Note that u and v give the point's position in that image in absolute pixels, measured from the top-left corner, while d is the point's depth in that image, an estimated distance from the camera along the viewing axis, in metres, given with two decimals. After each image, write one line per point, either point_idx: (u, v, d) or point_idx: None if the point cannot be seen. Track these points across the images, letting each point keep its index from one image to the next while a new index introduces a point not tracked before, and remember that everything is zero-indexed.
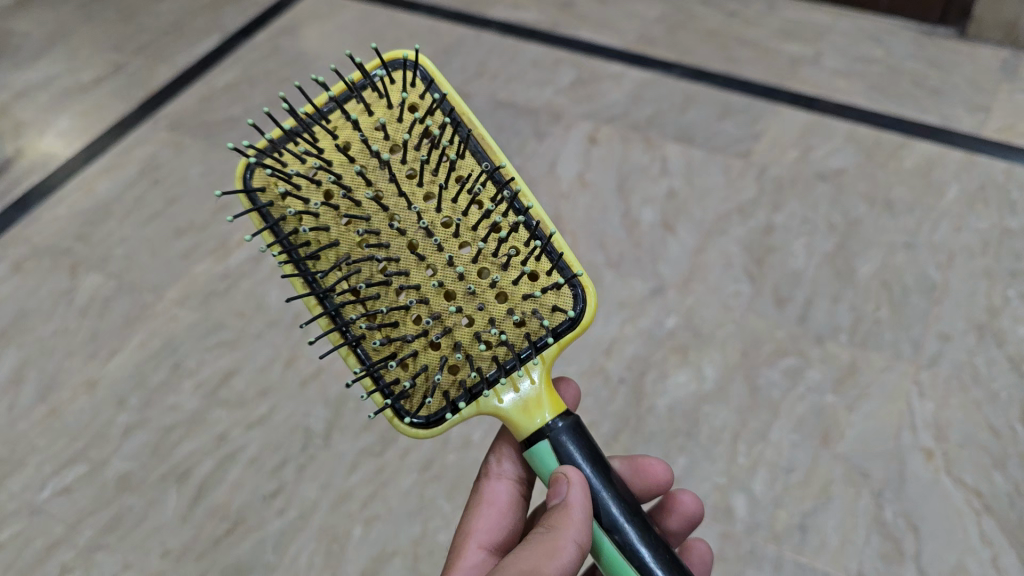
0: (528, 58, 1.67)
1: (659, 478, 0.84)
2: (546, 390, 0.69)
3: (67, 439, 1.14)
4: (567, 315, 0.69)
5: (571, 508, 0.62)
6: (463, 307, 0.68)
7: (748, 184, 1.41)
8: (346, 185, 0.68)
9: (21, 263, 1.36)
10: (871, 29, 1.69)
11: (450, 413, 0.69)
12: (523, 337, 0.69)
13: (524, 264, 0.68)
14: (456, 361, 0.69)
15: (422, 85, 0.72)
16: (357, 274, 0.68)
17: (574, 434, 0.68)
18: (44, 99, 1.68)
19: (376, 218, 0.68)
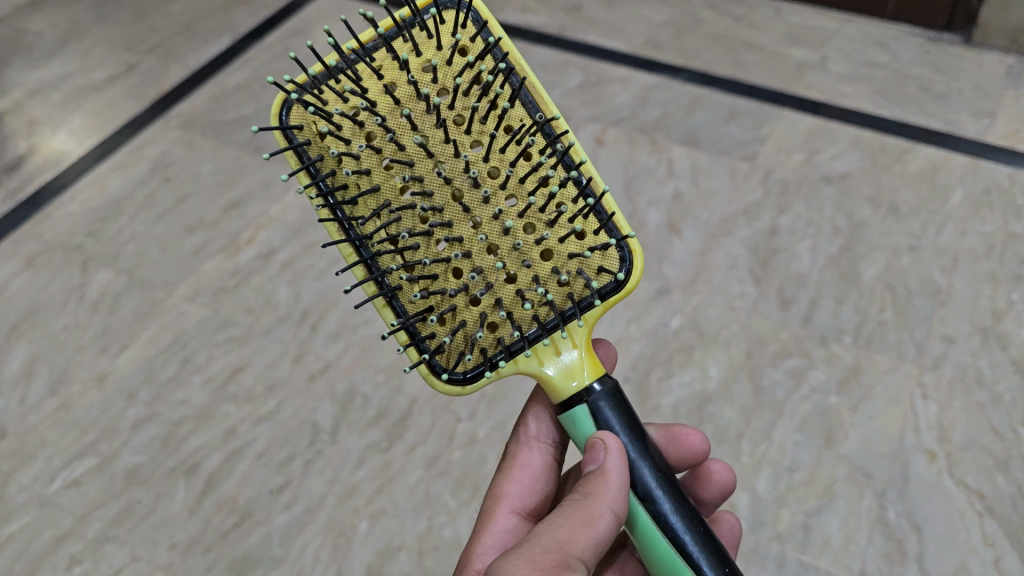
0: (536, 61, 1.69)
1: (697, 450, 0.84)
2: (587, 356, 0.71)
3: (77, 431, 1.16)
4: (613, 278, 0.71)
5: (608, 475, 0.63)
6: (507, 260, 0.68)
7: (754, 187, 1.42)
8: (392, 132, 0.68)
9: (33, 259, 1.38)
10: (877, 34, 1.70)
11: (489, 370, 0.71)
12: (566, 297, 0.70)
13: (573, 221, 0.69)
14: (496, 320, 0.70)
15: (474, 26, 0.71)
16: (399, 222, 0.68)
17: (613, 401, 0.69)
18: (57, 97, 1.69)
19: (422, 165, 0.68)
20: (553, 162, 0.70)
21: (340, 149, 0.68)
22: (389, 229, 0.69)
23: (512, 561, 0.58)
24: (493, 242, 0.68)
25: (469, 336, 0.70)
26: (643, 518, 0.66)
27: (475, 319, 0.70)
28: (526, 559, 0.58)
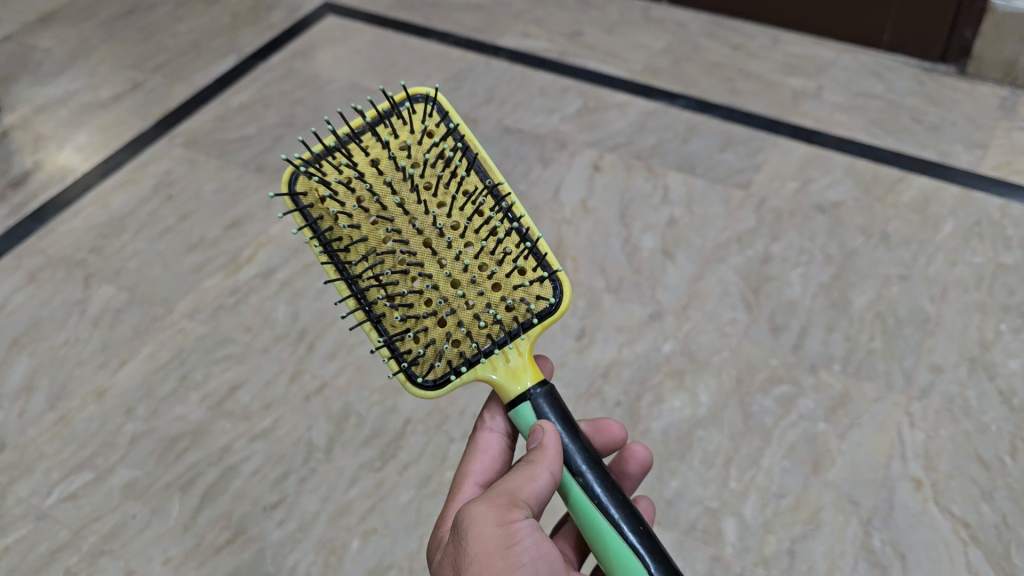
0: (536, 86, 1.71)
1: (616, 438, 0.88)
2: (528, 361, 0.75)
3: (75, 445, 1.17)
4: (548, 302, 0.75)
5: (544, 448, 0.68)
6: (471, 297, 0.73)
7: (748, 215, 1.44)
8: (375, 193, 0.73)
9: (36, 273, 1.40)
10: (872, 65, 1.73)
11: (453, 376, 0.74)
12: (512, 318, 0.74)
13: (516, 261, 0.74)
14: (459, 336, 0.74)
15: (439, 113, 0.76)
16: (380, 266, 0.73)
17: (550, 399, 0.74)
18: (64, 113, 1.72)
19: (399, 219, 0.73)
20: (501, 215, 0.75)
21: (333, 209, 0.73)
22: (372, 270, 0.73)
23: (469, 511, 0.65)
24: (455, 278, 0.72)
25: (437, 350, 0.74)
26: (574, 489, 0.70)
27: (443, 337, 0.73)
28: (479, 508, 0.65)
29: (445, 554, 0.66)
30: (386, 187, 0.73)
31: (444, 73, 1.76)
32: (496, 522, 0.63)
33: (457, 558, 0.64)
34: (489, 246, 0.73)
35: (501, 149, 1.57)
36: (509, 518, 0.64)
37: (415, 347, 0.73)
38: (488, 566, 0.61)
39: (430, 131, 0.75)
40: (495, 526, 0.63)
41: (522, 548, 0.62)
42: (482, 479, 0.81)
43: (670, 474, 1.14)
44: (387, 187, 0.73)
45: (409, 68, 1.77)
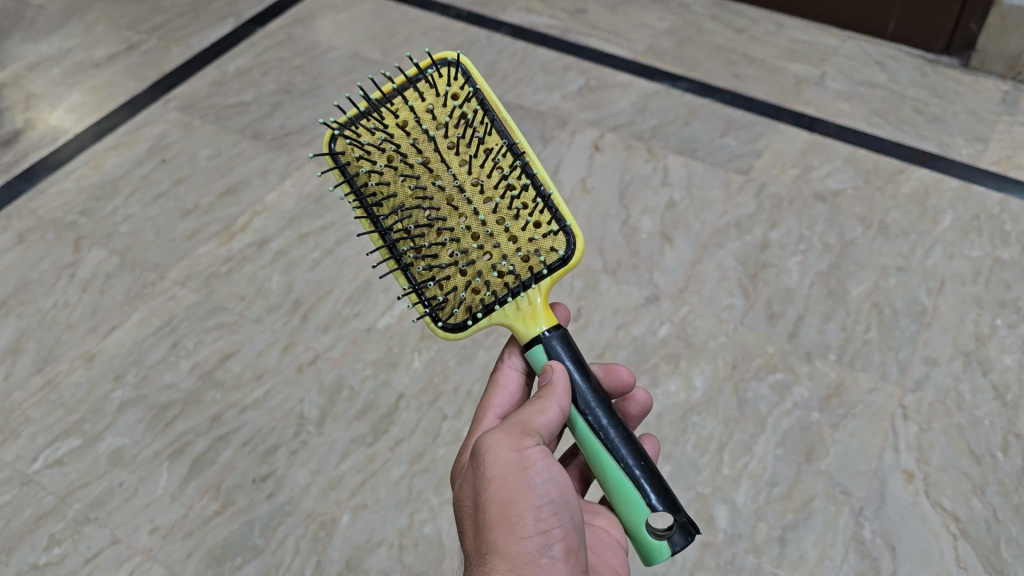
0: (538, 62, 1.69)
1: (625, 383, 0.84)
2: (542, 306, 0.74)
3: (63, 411, 1.16)
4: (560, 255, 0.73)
5: (554, 383, 0.69)
6: (489, 253, 0.72)
7: (748, 200, 1.43)
8: (402, 152, 0.73)
9: (25, 235, 1.38)
10: (876, 54, 1.72)
11: (472, 320, 0.75)
12: (526, 269, 0.73)
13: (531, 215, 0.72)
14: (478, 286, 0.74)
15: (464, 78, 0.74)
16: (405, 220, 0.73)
17: (564, 343, 0.74)
18: (56, 72, 1.69)
19: (424, 177, 0.73)
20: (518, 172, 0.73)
21: (364, 168, 0.73)
22: (401, 223, 0.74)
23: (484, 438, 0.68)
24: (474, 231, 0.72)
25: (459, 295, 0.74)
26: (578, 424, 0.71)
27: (464, 286, 0.74)
28: (494, 434, 0.68)
29: (462, 477, 0.69)
30: (412, 147, 0.73)
31: (445, 46, 1.73)
32: (511, 449, 0.66)
33: (473, 481, 0.67)
34: (504, 201, 0.72)
35: None
36: (523, 443, 0.67)
37: (438, 297, 0.74)
38: (504, 487, 0.65)
39: (455, 95, 0.74)
40: (510, 452, 0.66)
41: (536, 470, 0.65)
42: (503, 413, 0.79)
43: (663, 459, 1.13)
44: (413, 147, 0.73)
45: (410, 40, 1.74)
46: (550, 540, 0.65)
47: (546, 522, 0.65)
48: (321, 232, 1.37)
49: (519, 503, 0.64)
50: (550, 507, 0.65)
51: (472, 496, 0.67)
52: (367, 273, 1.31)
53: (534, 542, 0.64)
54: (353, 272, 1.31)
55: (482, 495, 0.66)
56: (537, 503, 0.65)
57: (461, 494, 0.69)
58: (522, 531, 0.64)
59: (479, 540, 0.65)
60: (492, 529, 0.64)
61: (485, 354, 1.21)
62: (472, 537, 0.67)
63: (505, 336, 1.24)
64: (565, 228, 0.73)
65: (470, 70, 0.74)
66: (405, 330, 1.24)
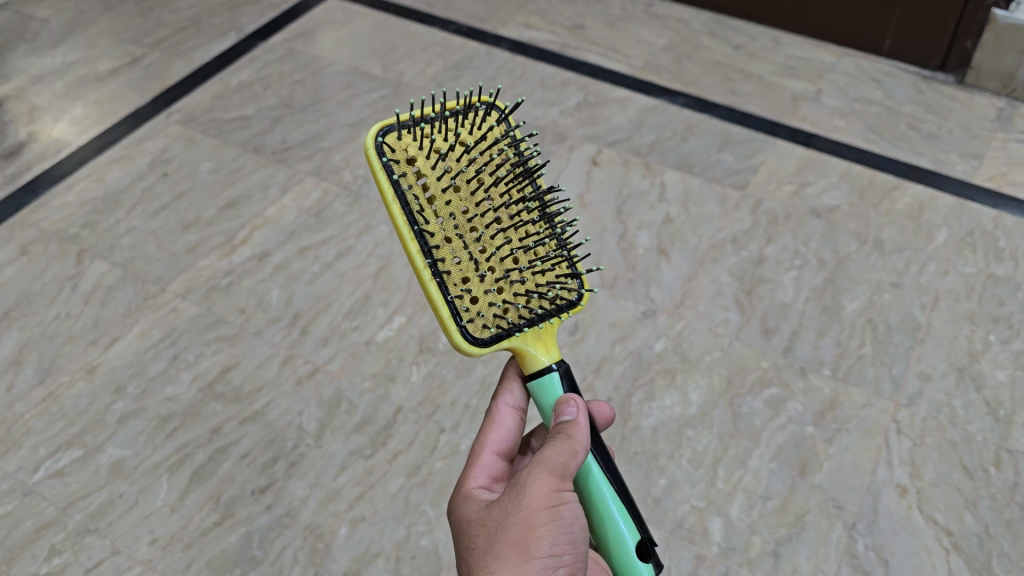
0: (537, 77, 1.71)
1: (608, 421, 0.84)
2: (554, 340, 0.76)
3: (64, 422, 1.17)
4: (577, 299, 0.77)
5: (580, 419, 0.70)
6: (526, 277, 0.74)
7: (744, 216, 1.44)
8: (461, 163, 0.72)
9: (28, 247, 1.39)
10: (871, 71, 1.73)
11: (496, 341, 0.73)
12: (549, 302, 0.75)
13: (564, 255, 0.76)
14: (506, 308, 0.73)
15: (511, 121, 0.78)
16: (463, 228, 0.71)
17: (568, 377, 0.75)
18: (60, 85, 1.70)
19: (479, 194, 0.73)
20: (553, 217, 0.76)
21: (423, 170, 0.72)
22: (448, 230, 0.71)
23: (526, 470, 0.68)
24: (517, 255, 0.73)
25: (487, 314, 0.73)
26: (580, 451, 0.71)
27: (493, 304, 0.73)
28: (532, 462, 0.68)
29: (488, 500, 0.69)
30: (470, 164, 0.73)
31: (443, 60, 1.75)
32: (541, 477, 0.66)
33: (504, 503, 0.68)
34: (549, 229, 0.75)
35: None
36: (560, 480, 0.67)
37: (471, 312, 0.72)
38: (530, 511, 0.65)
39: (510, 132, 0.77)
40: (540, 480, 0.66)
41: (565, 506, 0.66)
42: (499, 450, 0.79)
43: (658, 472, 1.14)
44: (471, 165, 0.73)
45: (410, 55, 1.76)
46: (559, 564, 0.64)
47: (560, 547, 0.64)
48: (321, 245, 1.39)
49: (538, 525, 0.64)
50: (568, 535, 0.65)
51: (495, 516, 0.67)
52: (365, 286, 1.33)
53: (542, 562, 0.63)
54: (353, 286, 1.33)
55: (510, 518, 0.66)
56: (555, 527, 0.64)
57: (485, 513, 0.69)
58: (534, 551, 0.64)
59: (490, 555, 0.65)
60: (507, 545, 0.64)
61: (483, 368, 1.23)
62: (481, 554, 0.66)
63: (503, 351, 1.25)
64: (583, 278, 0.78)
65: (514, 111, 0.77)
66: (404, 343, 1.25)
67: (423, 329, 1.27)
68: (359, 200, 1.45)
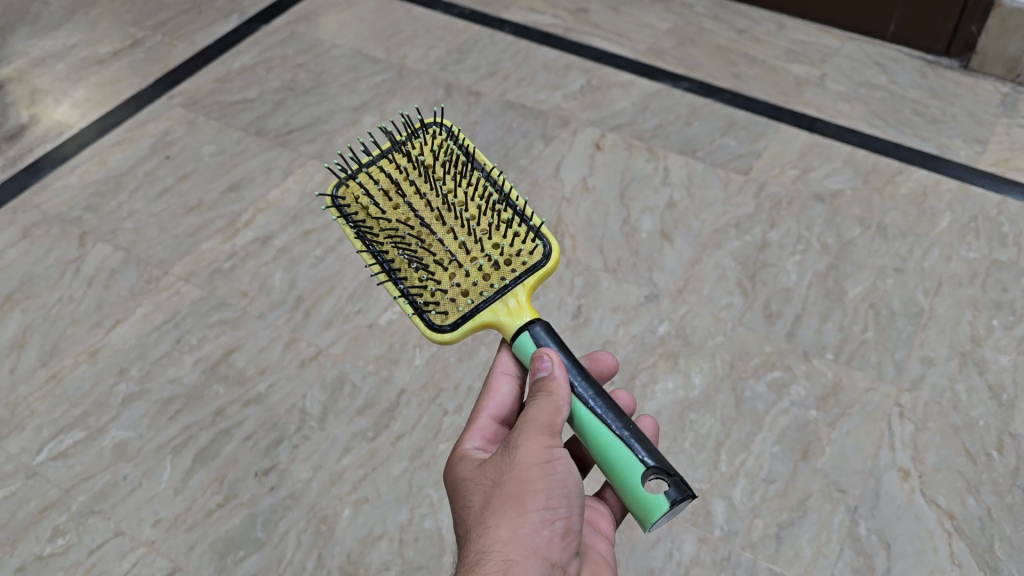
0: (540, 61, 1.70)
1: (608, 367, 0.90)
2: (526, 303, 0.80)
3: (67, 404, 1.17)
4: (540, 259, 0.81)
5: (554, 375, 0.72)
6: (475, 256, 0.80)
7: (747, 200, 1.44)
8: (401, 181, 0.84)
9: (30, 229, 1.39)
10: (876, 56, 1.73)
11: (466, 321, 0.80)
12: (507, 271, 0.81)
13: (512, 229, 0.82)
14: (465, 290, 0.80)
15: (455, 136, 0.88)
16: (408, 232, 0.81)
17: (546, 333, 0.78)
18: (61, 68, 1.70)
19: (417, 203, 0.83)
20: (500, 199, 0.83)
21: (367, 196, 0.84)
22: (396, 238, 0.82)
23: (517, 431, 0.69)
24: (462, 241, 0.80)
25: (449, 300, 0.80)
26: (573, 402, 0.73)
27: (450, 291, 0.80)
28: (519, 423, 0.69)
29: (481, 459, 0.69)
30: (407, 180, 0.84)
31: (446, 44, 1.74)
32: (534, 436, 0.67)
33: (497, 463, 0.68)
34: (492, 211, 0.82)
35: (503, 124, 1.56)
36: (548, 437, 0.68)
37: (432, 303, 0.80)
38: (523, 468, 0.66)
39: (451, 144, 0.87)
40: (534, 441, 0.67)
41: (557, 462, 0.66)
42: (497, 418, 0.80)
43: (661, 456, 1.14)
44: (407, 180, 0.84)
45: (412, 38, 1.75)
46: (555, 517, 0.65)
47: (555, 501, 0.65)
48: (324, 229, 1.38)
49: (534, 481, 0.65)
50: (562, 490, 0.65)
51: (490, 476, 0.68)
52: (369, 270, 1.33)
53: (538, 516, 0.64)
54: (355, 269, 1.33)
55: (504, 476, 0.66)
56: (550, 483, 0.65)
57: (479, 472, 0.69)
58: (530, 506, 0.64)
59: (487, 513, 0.65)
60: (502, 504, 0.65)
61: (486, 351, 1.23)
62: (477, 512, 0.67)
63: None
64: (544, 241, 0.83)
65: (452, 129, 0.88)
66: (406, 327, 1.26)
67: None
68: None
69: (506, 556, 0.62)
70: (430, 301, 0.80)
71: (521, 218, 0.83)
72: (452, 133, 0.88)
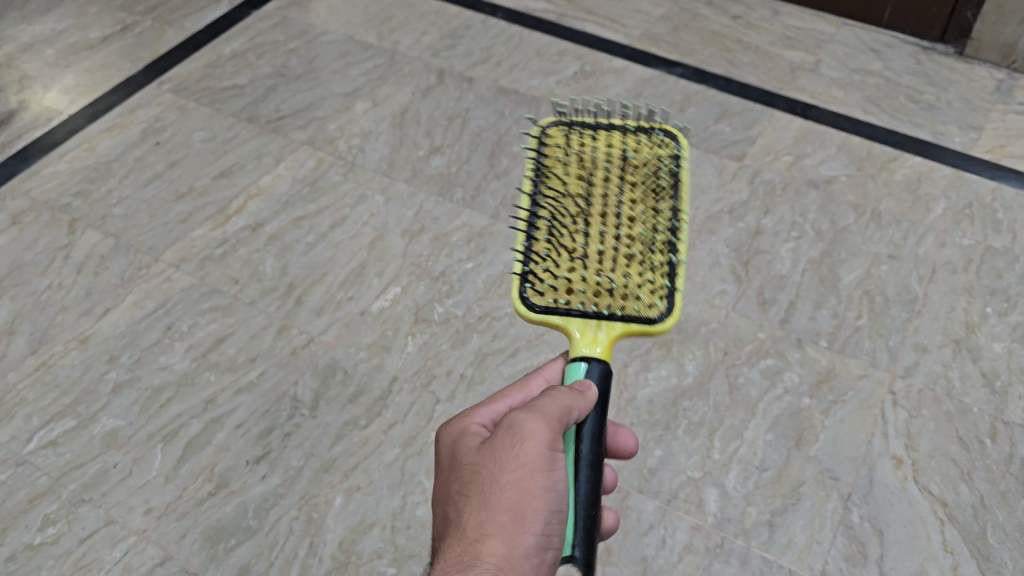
0: (533, 47, 1.69)
1: (626, 446, 0.82)
2: (610, 342, 0.74)
3: (57, 392, 1.16)
4: (651, 316, 0.74)
5: (585, 399, 0.66)
6: (598, 272, 0.74)
7: (741, 187, 1.43)
8: (587, 165, 0.79)
9: (19, 216, 1.38)
10: (870, 42, 1.72)
11: (553, 310, 0.74)
12: (614, 304, 0.74)
13: (651, 271, 0.75)
14: (572, 289, 0.74)
15: (674, 150, 0.81)
16: (572, 204, 0.76)
17: (601, 375, 0.71)
18: (50, 53, 1.68)
19: (597, 187, 0.77)
20: (664, 230, 0.76)
21: (557, 151, 0.80)
22: (559, 200, 0.76)
23: (522, 417, 0.63)
24: (608, 250, 0.74)
25: (554, 280, 0.75)
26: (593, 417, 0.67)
27: (559, 272, 0.75)
28: (529, 414, 0.63)
29: (482, 446, 0.64)
30: (592, 164, 0.79)
31: (439, 30, 1.73)
32: (547, 445, 0.62)
33: (498, 446, 0.63)
34: (646, 245, 0.75)
35: (496, 110, 1.55)
36: (557, 446, 0.63)
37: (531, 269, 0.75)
38: (529, 476, 0.61)
39: (668, 165, 0.80)
40: (545, 449, 0.62)
41: (558, 483, 0.62)
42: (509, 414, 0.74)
43: (654, 443, 1.14)
44: (586, 165, 0.79)
45: (405, 24, 1.74)
46: (547, 544, 0.61)
47: (551, 527, 0.61)
48: (316, 215, 1.38)
49: (536, 499, 0.61)
50: (558, 514, 0.62)
51: (486, 464, 0.63)
52: (361, 257, 1.32)
53: (533, 539, 0.60)
54: (347, 256, 1.32)
55: (505, 472, 0.61)
56: (550, 507, 0.61)
57: (473, 456, 0.64)
58: (528, 526, 0.60)
59: (480, 512, 0.61)
60: (501, 510, 0.60)
61: (479, 338, 1.22)
62: (466, 505, 0.62)
63: (498, 321, 1.24)
64: (667, 304, 0.74)
65: (681, 147, 0.81)
66: (399, 314, 1.25)
67: (418, 300, 1.27)
68: (354, 170, 1.45)
69: (501, 567, 0.58)
70: (542, 266, 0.75)
71: (671, 266, 0.75)
72: (676, 149, 0.81)
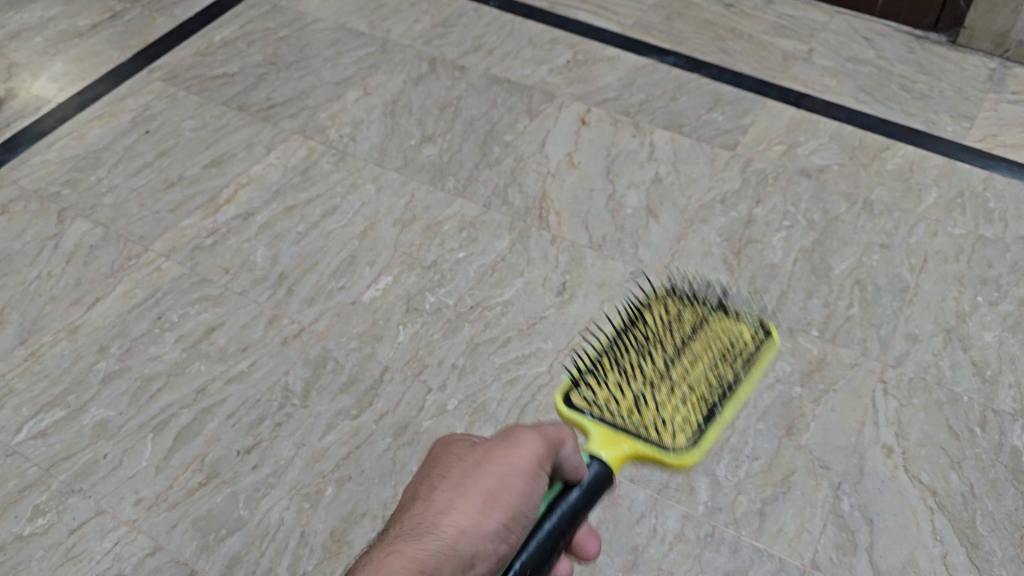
0: (525, 35, 1.68)
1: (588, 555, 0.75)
2: (627, 449, 0.86)
3: (46, 382, 1.16)
4: (668, 446, 0.87)
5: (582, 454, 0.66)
6: (647, 398, 0.89)
7: (733, 176, 1.43)
8: (683, 328, 0.94)
9: (7, 205, 1.37)
10: (863, 30, 1.72)
11: (593, 415, 0.89)
12: (647, 421, 0.88)
13: (687, 414, 0.89)
14: (621, 404, 0.89)
15: (756, 352, 0.94)
16: (634, 343, 0.92)
17: (601, 478, 0.68)
18: (38, 41, 1.67)
19: (663, 338, 0.93)
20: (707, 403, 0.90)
21: (670, 311, 0.96)
22: (631, 341, 0.92)
23: (523, 433, 0.65)
24: (657, 377, 0.90)
25: (607, 395, 0.90)
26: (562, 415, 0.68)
27: (613, 390, 0.90)
28: (533, 432, 0.65)
29: (478, 446, 0.66)
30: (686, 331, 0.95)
31: (431, 18, 1.72)
32: (536, 459, 0.63)
33: (491, 448, 0.65)
34: (688, 397, 0.90)
35: (488, 99, 1.55)
36: (545, 464, 0.64)
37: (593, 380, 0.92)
38: (508, 476, 0.62)
39: (728, 349, 0.94)
40: (532, 461, 0.63)
41: (532, 494, 0.62)
42: None
43: None
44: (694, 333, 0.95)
45: (397, 12, 1.73)
46: (503, 542, 0.61)
47: (514, 529, 0.61)
48: (307, 205, 1.37)
49: (507, 497, 0.61)
50: (524, 519, 0.62)
51: (477, 461, 0.64)
52: (352, 246, 1.32)
53: (490, 530, 0.60)
54: (338, 246, 1.32)
55: (489, 467, 0.63)
56: (516, 509, 0.61)
57: (467, 452, 0.66)
58: (490, 517, 0.61)
59: (455, 496, 0.62)
60: (474, 496, 0.61)
61: (470, 329, 1.22)
62: (444, 489, 0.63)
63: (489, 312, 1.24)
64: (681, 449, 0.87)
65: (764, 345, 0.93)
66: (390, 304, 1.25)
67: (410, 289, 1.26)
68: (345, 159, 1.44)
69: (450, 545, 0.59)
70: (597, 382, 0.91)
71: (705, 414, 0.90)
72: (757, 353, 0.94)
